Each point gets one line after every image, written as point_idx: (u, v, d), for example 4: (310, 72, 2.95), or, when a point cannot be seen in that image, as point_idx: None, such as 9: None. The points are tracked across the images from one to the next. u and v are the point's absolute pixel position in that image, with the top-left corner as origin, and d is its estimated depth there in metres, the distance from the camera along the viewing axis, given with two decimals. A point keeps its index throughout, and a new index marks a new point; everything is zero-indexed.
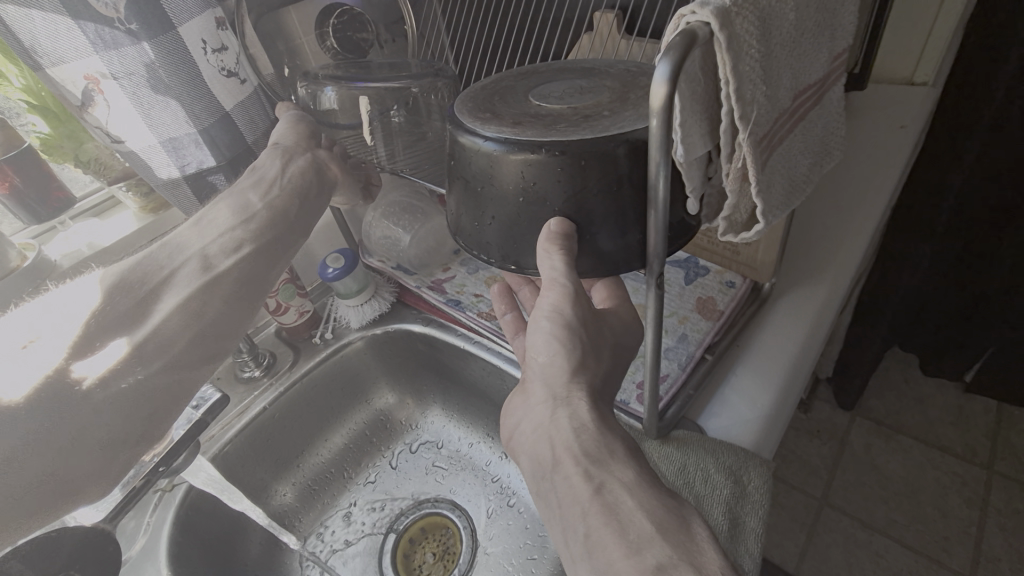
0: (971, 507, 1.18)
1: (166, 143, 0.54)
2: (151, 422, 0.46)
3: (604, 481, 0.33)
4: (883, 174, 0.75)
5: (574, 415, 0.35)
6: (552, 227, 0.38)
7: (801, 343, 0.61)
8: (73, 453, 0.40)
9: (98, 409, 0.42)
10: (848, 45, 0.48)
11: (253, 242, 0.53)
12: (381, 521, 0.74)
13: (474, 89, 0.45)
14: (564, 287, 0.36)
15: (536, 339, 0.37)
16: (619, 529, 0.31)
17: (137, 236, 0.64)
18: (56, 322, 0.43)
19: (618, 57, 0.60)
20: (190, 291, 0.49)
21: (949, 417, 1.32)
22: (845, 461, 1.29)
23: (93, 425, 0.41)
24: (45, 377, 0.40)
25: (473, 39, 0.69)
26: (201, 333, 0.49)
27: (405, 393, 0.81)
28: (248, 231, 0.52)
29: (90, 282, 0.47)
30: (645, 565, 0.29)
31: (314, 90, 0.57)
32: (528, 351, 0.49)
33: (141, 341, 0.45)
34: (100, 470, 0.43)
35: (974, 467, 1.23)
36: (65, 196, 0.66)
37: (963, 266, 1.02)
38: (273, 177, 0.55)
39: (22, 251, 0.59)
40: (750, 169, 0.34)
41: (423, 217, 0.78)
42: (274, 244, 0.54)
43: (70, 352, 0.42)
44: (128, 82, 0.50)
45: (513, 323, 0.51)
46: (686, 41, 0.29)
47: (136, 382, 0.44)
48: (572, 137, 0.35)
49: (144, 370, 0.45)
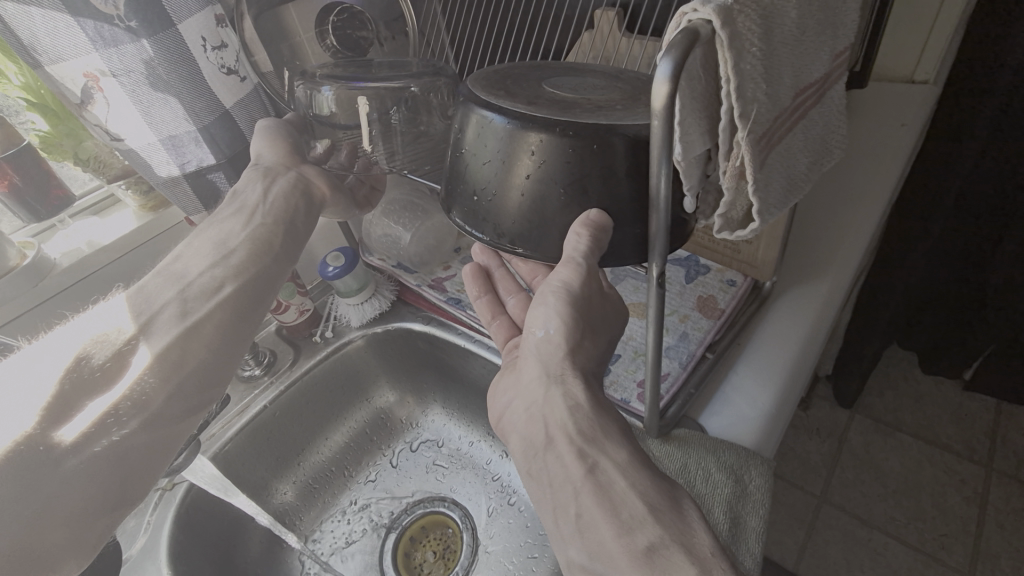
0: (971, 505, 1.18)
1: (166, 141, 0.54)
2: (131, 485, 0.43)
3: (597, 460, 0.34)
4: (883, 174, 0.75)
5: (568, 395, 0.36)
6: (589, 217, 0.36)
7: (800, 342, 0.61)
8: (46, 518, 0.38)
9: (73, 468, 0.40)
10: (851, 43, 0.48)
11: (238, 273, 0.54)
12: (382, 519, 0.74)
13: (486, 72, 0.44)
14: (577, 265, 0.36)
15: (540, 312, 0.38)
16: (609, 505, 0.32)
17: (137, 234, 0.64)
18: (30, 384, 0.43)
19: (620, 55, 0.60)
20: (168, 342, 0.49)
21: (949, 415, 1.32)
22: (844, 458, 1.29)
23: (70, 486, 0.40)
24: (18, 440, 0.39)
25: (474, 38, 0.69)
26: (180, 385, 0.48)
27: (405, 392, 0.81)
28: (228, 269, 0.54)
29: (72, 342, 0.47)
30: (636, 543, 0.30)
31: (311, 91, 0.56)
32: (507, 334, 0.53)
33: (118, 400, 0.45)
34: (76, 537, 0.39)
35: (973, 465, 1.23)
36: (64, 194, 0.66)
37: (962, 265, 1.02)
38: (254, 202, 0.57)
39: (21, 249, 0.59)
40: (748, 167, 0.34)
41: (423, 215, 0.77)
42: (256, 283, 0.55)
43: (43, 417, 0.41)
44: (127, 80, 0.50)
45: (486, 307, 0.55)
46: (688, 38, 0.29)
47: (114, 441, 0.43)
48: (586, 121, 0.35)
49: (122, 427, 0.44)
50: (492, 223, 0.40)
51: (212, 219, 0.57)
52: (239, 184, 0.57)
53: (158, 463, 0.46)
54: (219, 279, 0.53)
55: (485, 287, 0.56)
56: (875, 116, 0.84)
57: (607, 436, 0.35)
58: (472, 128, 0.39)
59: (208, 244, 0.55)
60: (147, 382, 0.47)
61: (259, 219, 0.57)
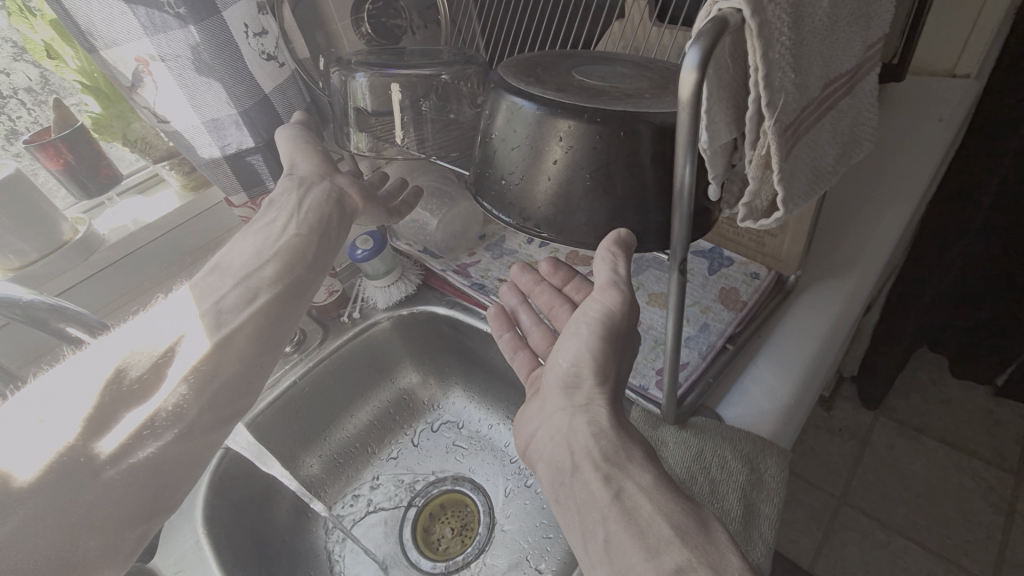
0: (997, 513, 1.16)
1: (209, 124, 0.57)
2: (166, 495, 0.43)
3: (623, 488, 0.35)
4: (917, 170, 0.74)
5: (591, 421, 0.39)
6: (619, 234, 0.38)
7: (823, 336, 0.61)
8: (86, 528, 0.38)
9: (111, 479, 0.40)
10: (885, 34, 0.47)
11: (277, 275, 0.54)
12: (402, 494, 0.76)
13: (517, 60, 0.45)
14: (618, 292, 0.40)
15: (570, 342, 0.42)
16: (638, 533, 0.33)
17: (180, 213, 0.67)
18: (67, 396, 0.43)
19: (649, 45, 0.61)
20: (203, 354, 0.49)
21: (978, 420, 1.29)
22: (866, 460, 1.27)
23: (109, 498, 0.39)
24: (56, 453, 0.39)
25: (505, 26, 0.70)
26: (215, 397, 0.48)
27: (428, 374, 0.84)
28: (263, 279, 0.54)
29: (107, 354, 0.47)
30: (662, 566, 0.31)
31: (346, 77, 0.58)
32: (530, 366, 0.55)
33: (155, 411, 0.45)
34: (113, 547, 0.39)
35: (1002, 472, 1.20)
36: (113, 173, 0.69)
37: (999, 266, 0.99)
38: (289, 211, 0.57)
39: (73, 224, 0.62)
40: (774, 157, 0.34)
41: (450, 202, 0.79)
42: (293, 288, 0.55)
43: (83, 430, 0.41)
44: (174, 64, 0.52)
45: (509, 342, 0.57)
46: (717, 27, 0.29)
47: (153, 451, 0.43)
48: (613, 109, 0.36)
49: (158, 436, 0.44)
50: (518, 209, 0.41)
51: (250, 229, 0.57)
52: (275, 194, 0.58)
53: (192, 463, 0.45)
54: (253, 291, 0.53)
55: (507, 324, 0.58)
56: (911, 110, 0.82)
57: (630, 461, 0.37)
58: (502, 115, 0.40)
59: (244, 254, 0.55)
60: (184, 394, 0.47)
61: (294, 229, 0.57)
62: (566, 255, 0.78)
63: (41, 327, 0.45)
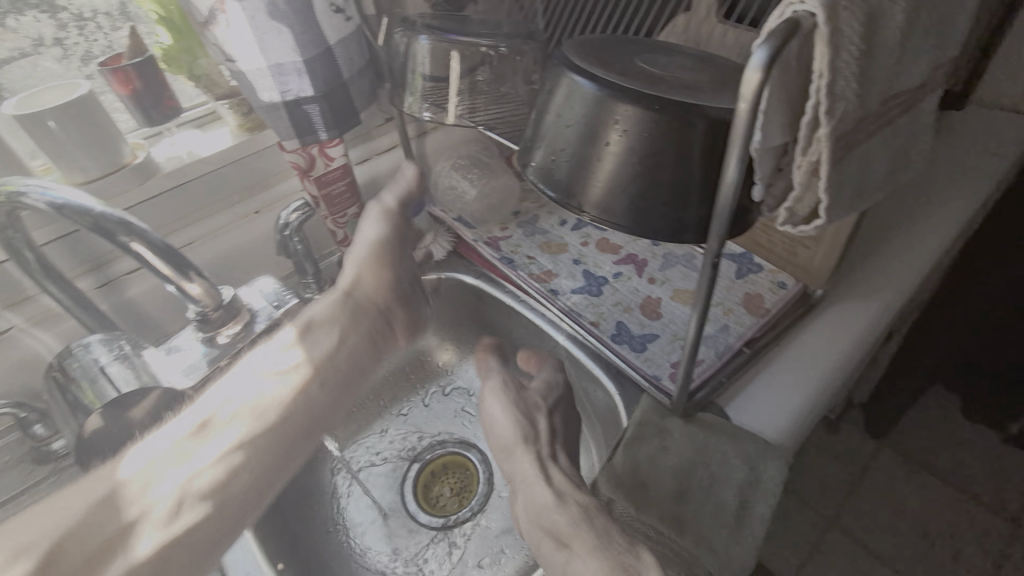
0: (987, 557, 1.15)
1: (272, 68, 0.59)
2: (210, 546, 0.48)
3: None
4: (963, 201, 0.73)
5: None
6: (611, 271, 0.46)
7: (841, 353, 0.62)
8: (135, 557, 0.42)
9: (163, 524, 0.44)
10: (952, 58, 0.47)
11: (306, 392, 0.56)
12: (409, 449, 0.80)
13: (581, 39, 0.46)
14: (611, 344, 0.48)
15: None
16: None
17: (233, 151, 0.69)
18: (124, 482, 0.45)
19: (710, 42, 0.61)
20: (240, 461, 0.50)
21: (984, 463, 1.28)
22: (862, 487, 1.27)
23: (158, 549, 0.44)
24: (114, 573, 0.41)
25: (568, 6, 0.70)
26: (250, 483, 0.51)
27: (446, 339, 0.85)
28: (283, 407, 0.54)
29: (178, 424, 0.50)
30: None
31: (408, 39, 0.60)
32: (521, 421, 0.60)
33: (199, 482, 0.47)
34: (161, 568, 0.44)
35: (999, 519, 1.20)
36: (174, 105, 0.71)
37: None
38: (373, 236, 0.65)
39: (134, 149, 0.65)
40: (823, 164, 0.35)
41: (490, 173, 0.82)
42: (317, 414, 0.58)
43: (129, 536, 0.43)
44: (248, 6, 0.54)
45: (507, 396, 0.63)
46: (786, 31, 0.30)
47: (195, 517, 0.46)
48: (672, 98, 0.37)
49: (197, 505, 0.47)
50: (565, 186, 0.42)
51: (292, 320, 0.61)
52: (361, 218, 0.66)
53: (237, 517, 0.50)
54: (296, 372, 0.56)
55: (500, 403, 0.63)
56: (966, 140, 0.81)
57: None
58: (561, 92, 0.41)
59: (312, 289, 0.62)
60: (220, 487, 0.49)
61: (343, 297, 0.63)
62: (597, 241, 0.79)
63: (112, 239, 0.46)
